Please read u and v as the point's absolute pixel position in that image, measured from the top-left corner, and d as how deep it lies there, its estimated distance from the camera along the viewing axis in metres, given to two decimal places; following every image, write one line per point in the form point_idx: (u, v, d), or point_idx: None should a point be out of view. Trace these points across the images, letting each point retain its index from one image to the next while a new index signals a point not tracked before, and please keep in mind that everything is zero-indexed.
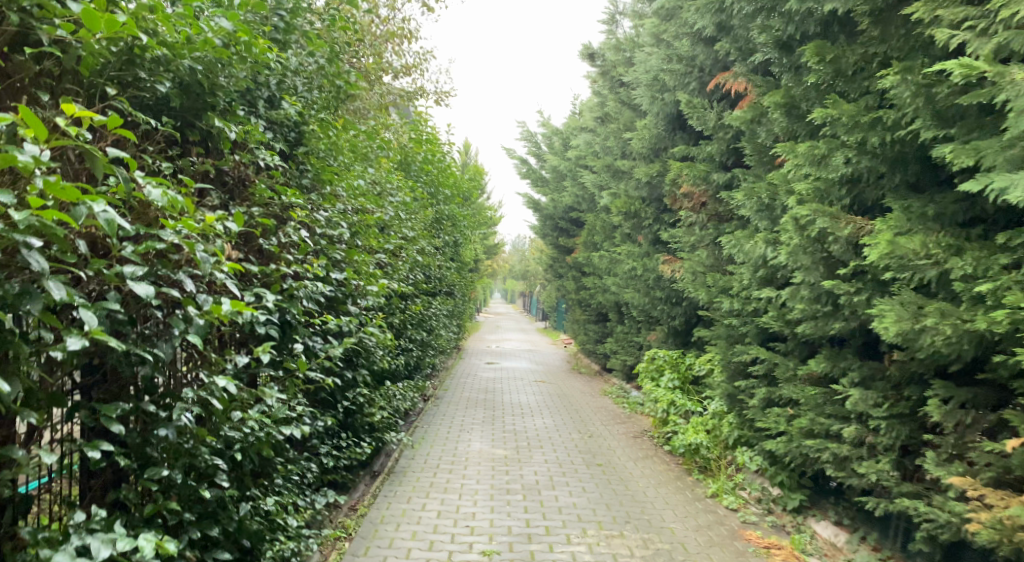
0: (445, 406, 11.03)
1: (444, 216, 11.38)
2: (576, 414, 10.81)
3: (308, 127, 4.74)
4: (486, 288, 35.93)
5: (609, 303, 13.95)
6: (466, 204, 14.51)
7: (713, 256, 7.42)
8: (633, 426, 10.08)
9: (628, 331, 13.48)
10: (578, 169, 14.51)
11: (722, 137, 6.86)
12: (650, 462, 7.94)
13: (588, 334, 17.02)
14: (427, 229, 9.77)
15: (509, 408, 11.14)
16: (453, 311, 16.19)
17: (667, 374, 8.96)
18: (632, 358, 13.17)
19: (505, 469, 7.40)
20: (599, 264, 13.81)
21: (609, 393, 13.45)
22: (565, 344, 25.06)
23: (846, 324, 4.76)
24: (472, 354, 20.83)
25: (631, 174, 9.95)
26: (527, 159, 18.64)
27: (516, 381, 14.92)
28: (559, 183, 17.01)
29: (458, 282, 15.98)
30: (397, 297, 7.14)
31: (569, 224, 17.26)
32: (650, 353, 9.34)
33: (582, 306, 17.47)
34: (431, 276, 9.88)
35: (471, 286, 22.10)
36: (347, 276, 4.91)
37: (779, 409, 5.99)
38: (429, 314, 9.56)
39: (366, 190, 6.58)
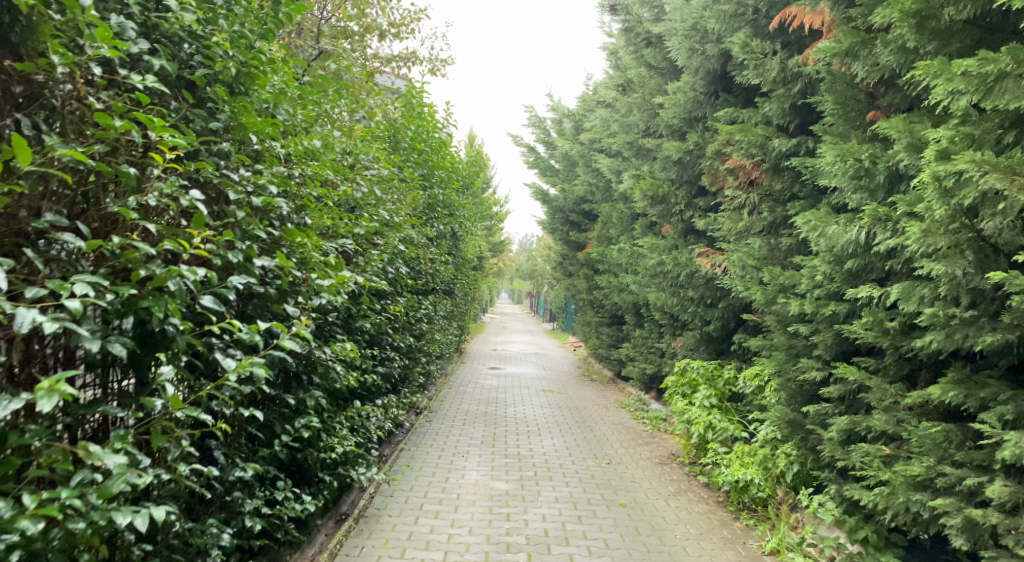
0: (439, 422, 9.56)
1: (441, 204, 9.92)
2: (591, 433, 9.29)
3: (219, 45, 3.28)
4: (491, 289, 34.42)
5: (626, 304, 12.47)
6: (466, 192, 13.05)
7: (768, 245, 5.94)
8: (659, 449, 8.54)
9: (647, 335, 12.03)
10: (592, 155, 13.04)
11: (785, 92, 5.43)
12: (684, 501, 6.43)
13: (602, 337, 15.56)
14: (417, 216, 8.34)
15: (513, 424, 9.66)
16: (452, 311, 14.73)
17: (701, 390, 7.48)
18: (654, 367, 11.69)
19: (506, 511, 5.92)
20: (616, 261, 12.34)
21: (626, 406, 11.97)
22: (573, 347, 23.57)
23: (1002, 337, 3.29)
24: (474, 359, 19.31)
25: (658, 152, 8.49)
26: (535, 147, 17.16)
27: (522, 390, 13.43)
28: (571, 171, 15.57)
29: (458, 279, 14.52)
30: (369, 295, 5.71)
31: (581, 217, 15.80)
32: (682, 364, 7.84)
33: (594, 308, 15.98)
34: (422, 272, 8.42)
35: (474, 285, 20.65)
36: (275, 263, 3.46)
37: (870, 447, 4.50)
38: (418, 316, 8.11)
39: (327, 157, 5.14)
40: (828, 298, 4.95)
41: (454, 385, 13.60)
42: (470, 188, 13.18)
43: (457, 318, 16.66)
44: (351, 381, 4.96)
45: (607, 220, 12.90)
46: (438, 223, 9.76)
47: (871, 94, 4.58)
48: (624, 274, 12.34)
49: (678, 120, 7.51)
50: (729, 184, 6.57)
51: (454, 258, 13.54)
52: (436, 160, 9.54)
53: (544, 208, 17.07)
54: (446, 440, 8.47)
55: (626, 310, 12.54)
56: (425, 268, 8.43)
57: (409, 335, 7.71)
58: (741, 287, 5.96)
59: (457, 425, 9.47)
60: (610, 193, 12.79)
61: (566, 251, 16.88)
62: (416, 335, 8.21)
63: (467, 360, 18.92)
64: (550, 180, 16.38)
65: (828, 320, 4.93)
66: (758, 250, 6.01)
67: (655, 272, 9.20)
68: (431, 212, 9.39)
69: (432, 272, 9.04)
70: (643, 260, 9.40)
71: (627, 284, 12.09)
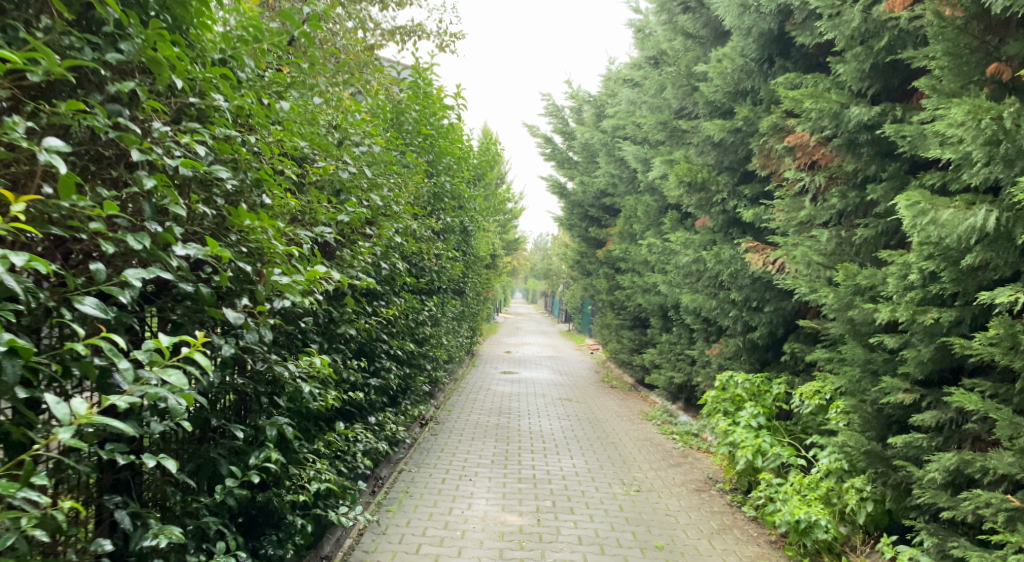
0: (445, 436, 8.59)
1: (450, 195, 8.99)
2: (615, 451, 8.27)
3: None
4: (505, 288, 33.46)
5: (652, 306, 11.48)
6: (478, 184, 12.10)
7: (838, 239, 4.94)
8: (694, 473, 7.52)
9: (675, 340, 11.06)
10: (616, 144, 12.05)
11: (864, 50, 4.44)
12: (732, 542, 5.43)
13: (623, 341, 14.59)
14: (422, 206, 7.41)
15: (528, 439, 8.69)
16: (463, 311, 13.79)
17: (747, 407, 6.48)
18: (683, 375, 10.71)
19: (521, 556, 4.94)
20: (641, 259, 11.36)
21: (652, 417, 10.97)
22: (590, 350, 22.61)
23: None
24: (487, 361, 18.40)
25: (694, 134, 7.51)
26: (552, 138, 16.17)
27: (537, 397, 12.46)
28: (591, 163, 14.59)
29: (469, 278, 13.58)
30: (357, 296, 4.78)
31: (602, 212, 14.82)
32: (723, 378, 6.82)
33: (615, 310, 14.99)
34: (427, 270, 7.48)
35: (487, 284, 19.70)
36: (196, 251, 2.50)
37: (991, 495, 3.52)
38: (421, 319, 7.15)
39: (302, 125, 4.21)
40: (925, 304, 3.98)
41: (464, 392, 12.64)
42: (483, 180, 12.22)
43: (469, 319, 15.72)
44: (330, 402, 4.04)
45: (631, 215, 11.91)
46: (446, 216, 8.82)
47: (990, 43, 3.60)
48: (650, 273, 11.36)
49: (722, 94, 6.52)
50: (786, 167, 5.60)
51: (465, 255, 12.59)
52: (445, 145, 8.60)
53: (562, 203, 16.08)
54: (452, 460, 7.49)
55: (652, 312, 11.56)
56: (431, 264, 7.50)
57: (410, 341, 6.77)
58: (804, 289, 4.99)
59: (465, 440, 8.49)
60: (634, 186, 11.80)
61: (585, 248, 15.88)
62: (419, 341, 7.28)
63: (480, 363, 17.98)
64: (569, 172, 15.39)
65: (924, 331, 3.96)
66: (823, 244, 5.04)
67: (690, 270, 8.22)
68: (438, 203, 8.45)
69: (439, 269, 8.10)
70: (674, 257, 8.43)
71: (654, 285, 11.11)
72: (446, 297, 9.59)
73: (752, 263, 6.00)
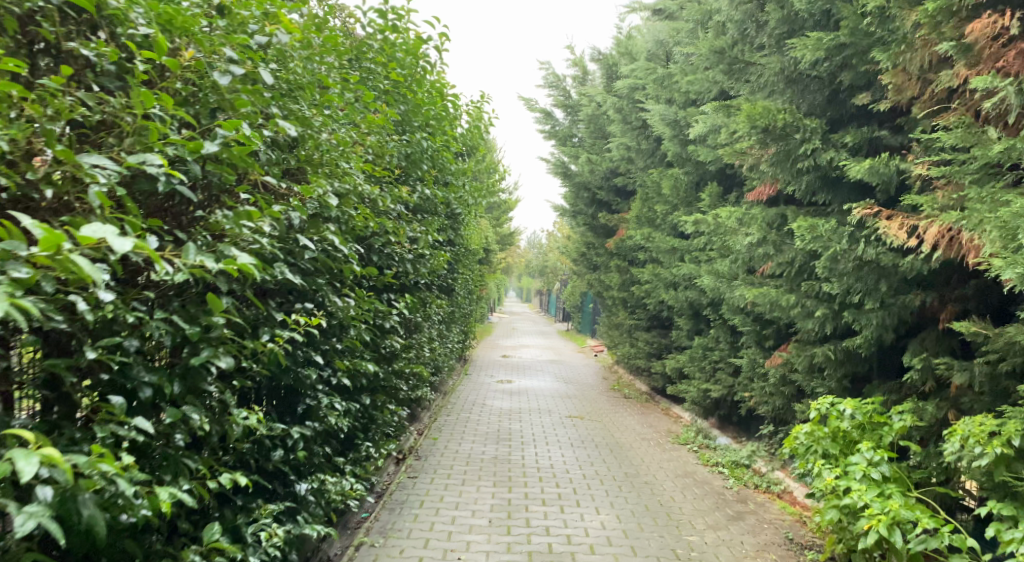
0: (426, 480, 6.53)
1: (429, 165, 6.93)
2: (652, 499, 6.23)
3: None
4: (498, 285, 31.36)
5: (681, 304, 9.51)
6: (468, 159, 10.07)
7: None
8: (766, 533, 5.49)
9: (711, 345, 9.09)
10: (634, 109, 10.02)
11: None
12: None
13: (638, 344, 12.63)
14: (389, 174, 5.37)
15: (535, 480, 6.65)
16: (450, 312, 11.76)
17: (860, 451, 4.46)
18: (724, 388, 8.74)
19: None
20: (668, 248, 9.35)
21: (684, 440, 8.97)
22: (593, 352, 20.66)
23: None
24: (480, 369, 16.33)
25: (762, 68, 5.51)
26: (553, 113, 14.17)
27: (541, 413, 10.43)
28: (600, 139, 12.61)
29: (458, 273, 11.55)
30: (253, 295, 2.74)
31: (613, 196, 12.85)
32: (821, 405, 4.77)
33: (628, 309, 12.99)
34: (398, 260, 5.44)
35: (478, 282, 17.67)
36: None
37: None
38: (389, 325, 5.12)
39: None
40: None
41: (453, 409, 10.55)
42: (473, 155, 10.17)
43: (458, 321, 13.67)
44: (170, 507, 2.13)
45: (654, 195, 9.90)
46: (426, 192, 6.77)
47: None
48: (679, 264, 9.37)
49: None
50: (948, 84, 3.61)
51: (452, 245, 10.50)
52: (424, 97, 6.57)
53: (565, 187, 14.04)
54: (434, 521, 5.39)
55: (681, 312, 9.57)
56: (404, 251, 5.45)
57: (368, 360, 4.73)
58: (1011, 273, 2.99)
59: (453, 485, 6.40)
60: (658, 161, 9.78)
61: (592, 238, 13.85)
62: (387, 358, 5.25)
63: (471, 371, 15.89)
64: (573, 150, 13.34)
65: None
66: None
67: (750, 255, 6.20)
68: (415, 171, 6.44)
69: (417, 261, 6.06)
70: (724, 240, 6.41)
71: (686, 279, 9.10)
72: (427, 296, 7.51)
73: (889, 235, 4.06)
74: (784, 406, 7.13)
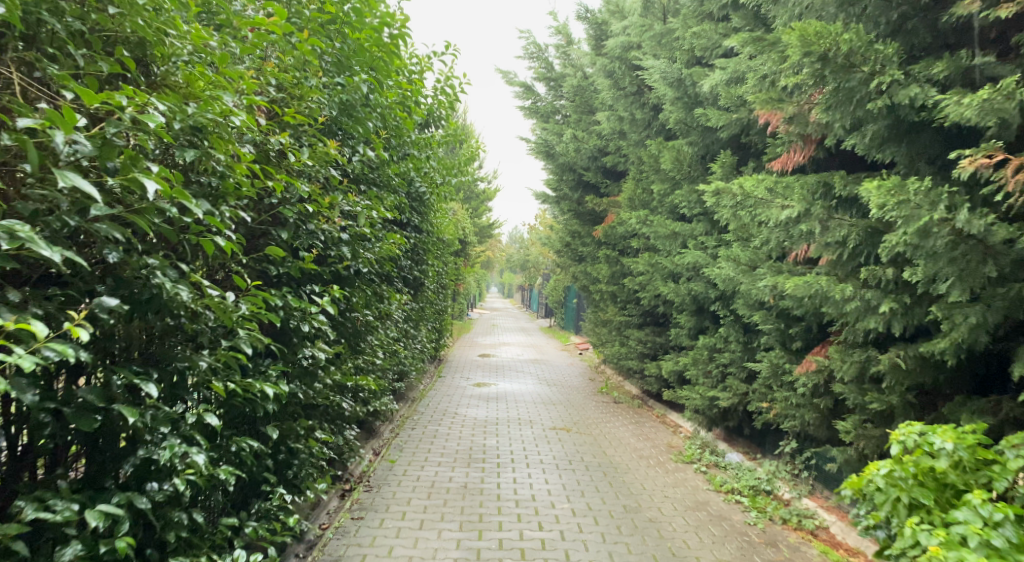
0: (373, 522, 5.16)
1: (378, 125, 5.57)
2: (660, 545, 4.91)
3: None
4: (478, 280, 29.94)
5: (683, 297, 8.24)
6: (436, 130, 8.73)
7: None
8: None
9: (719, 344, 7.82)
10: (628, 73, 8.73)
11: None
12: None
13: (630, 342, 11.37)
14: (314, 124, 4.02)
15: (513, 519, 5.31)
16: (418, 308, 10.42)
17: (967, 505, 3.15)
18: (736, 396, 7.48)
19: None
20: (668, 232, 8.06)
21: (688, 457, 7.70)
22: (579, 350, 19.36)
23: None
24: (454, 370, 14.96)
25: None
26: (534, 87, 12.85)
27: (521, 424, 9.10)
28: (587, 113, 11.32)
29: (425, 262, 10.19)
30: None
31: (601, 177, 11.57)
32: (905, 437, 3.45)
33: (619, 304, 11.72)
34: (330, 240, 4.09)
35: (454, 274, 16.30)
36: None
37: None
38: (312, 327, 3.79)
39: None
40: None
41: (419, 419, 9.19)
42: (442, 127, 8.83)
43: (429, 317, 12.31)
44: None
45: (650, 172, 8.61)
46: (374, 158, 5.42)
47: None
48: (680, 250, 8.09)
49: None
50: None
51: (418, 230, 9.15)
52: (387, 43, 5.26)
53: (548, 169, 12.72)
54: None
55: (683, 306, 8.30)
56: (338, 229, 4.10)
57: (275, 379, 3.38)
58: None
59: (407, 530, 5.04)
60: (655, 132, 8.50)
61: (577, 226, 12.54)
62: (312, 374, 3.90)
63: (446, 372, 14.53)
64: (557, 127, 12.02)
65: None
66: None
67: (784, 235, 4.90)
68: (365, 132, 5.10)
69: (360, 244, 4.71)
70: (748, 216, 5.11)
71: (691, 269, 7.82)
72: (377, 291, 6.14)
73: None
74: (815, 421, 5.88)
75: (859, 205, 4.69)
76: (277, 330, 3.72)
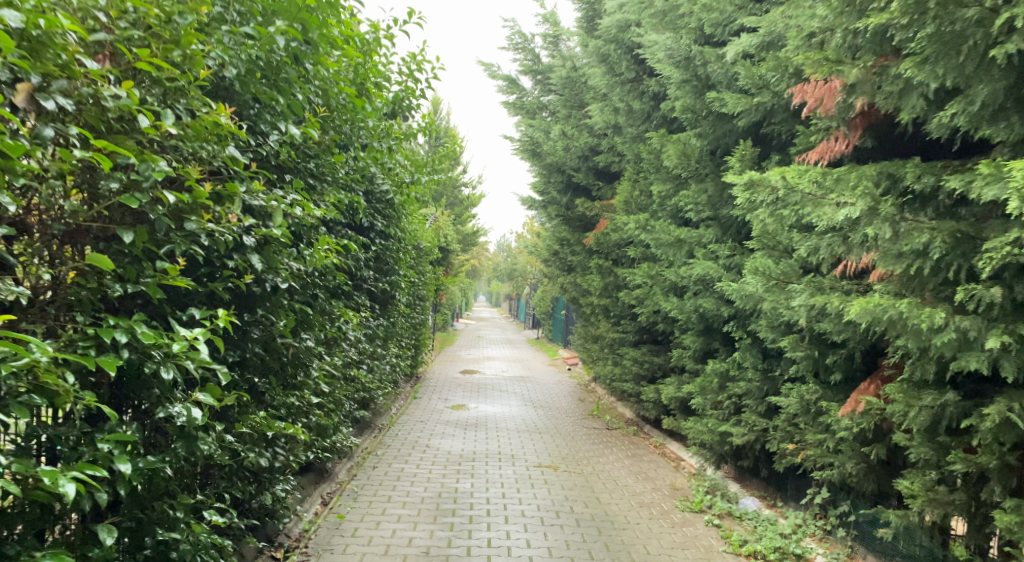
0: None
1: (316, 102, 4.45)
2: None
3: None
4: (462, 290, 28.75)
5: (689, 315, 7.12)
6: (405, 121, 7.59)
7: None
8: None
9: (732, 370, 6.70)
10: (626, 56, 7.63)
11: None
12: None
13: (624, 362, 10.24)
14: (197, 79, 2.86)
15: None
16: (385, 324, 9.23)
17: None
18: (752, 432, 6.38)
19: None
20: (672, 238, 6.96)
21: (697, 504, 6.55)
22: (568, 366, 18.21)
23: None
24: (432, 389, 13.75)
25: None
26: (519, 80, 11.75)
27: (501, 459, 7.93)
28: (577, 107, 10.23)
29: (394, 271, 9.02)
30: None
31: (593, 178, 10.47)
32: None
33: (611, 319, 10.63)
34: (224, 243, 2.98)
35: (433, 285, 15.12)
36: None
37: None
38: (189, 370, 2.64)
39: None
40: None
41: (384, 454, 7.99)
42: (412, 118, 7.72)
43: (402, 332, 11.11)
44: None
45: (650, 169, 7.52)
46: (312, 142, 4.31)
47: None
48: (686, 259, 6.99)
49: None
50: None
51: (383, 234, 7.98)
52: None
53: (534, 170, 11.62)
54: None
55: (687, 324, 7.19)
56: (233, 229, 2.98)
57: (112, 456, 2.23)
58: None
59: None
60: (655, 124, 7.42)
61: (565, 232, 11.45)
62: (194, 436, 2.76)
63: (422, 392, 13.31)
64: (544, 123, 10.92)
65: None
66: None
67: (836, 241, 3.75)
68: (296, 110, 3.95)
69: (279, 249, 3.59)
70: (787, 217, 3.97)
71: (699, 281, 6.72)
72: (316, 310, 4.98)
73: None
74: (860, 472, 4.77)
75: (934, 202, 3.61)
76: (131, 377, 2.56)
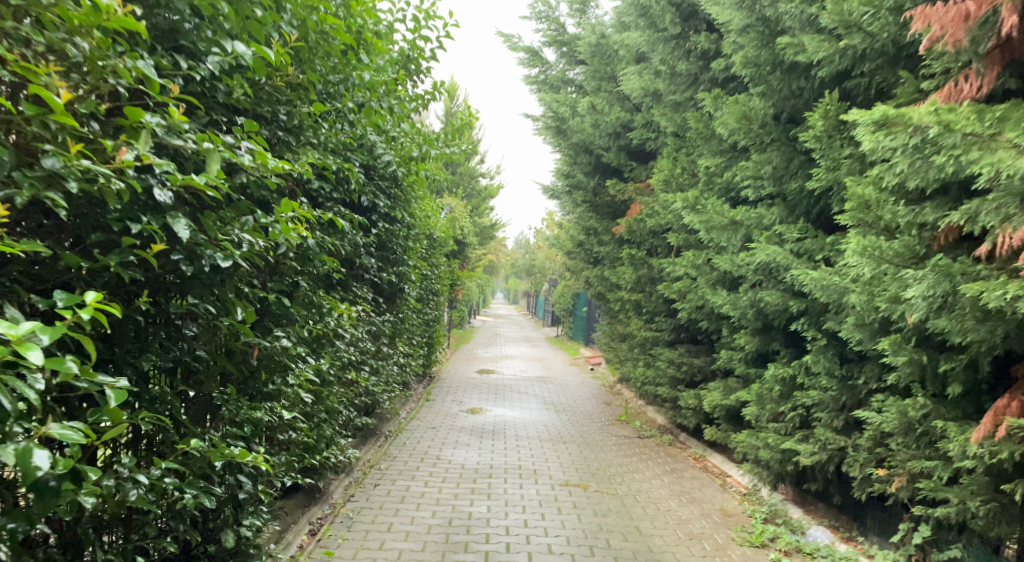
0: None
1: (289, 32, 3.47)
2: None
3: None
4: (480, 286, 27.71)
5: (744, 309, 6.06)
6: (413, 85, 6.58)
7: None
8: None
9: (799, 376, 5.63)
10: (669, 8, 6.57)
11: None
12: None
13: (658, 363, 9.20)
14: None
15: None
16: (392, 318, 8.22)
17: None
18: (824, 452, 5.33)
19: None
20: (726, 220, 5.93)
21: (756, 535, 5.50)
22: (591, 365, 17.13)
23: None
24: (447, 389, 12.75)
25: None
26: (542, 53, 10.71)
27: (521, 475, 6.90)
28: (607, 79, 9.17)
29: (402, 260, 8.01)
30: None
31: (624, 159, 9.41)
32: None
33: (644, 315, 9.57)
34: (115, 198, 1.99)
35: (448, 278, 14.11)
36: None
37: None
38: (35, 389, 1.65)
39: None
40: None
41: (388, 468, 6.99)
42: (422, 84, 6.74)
43: (412, 328, 10.11)
44: None
45: (697, 139, 6.46)
46: (281, 83, 3.31)
47: None
48: (743, 244, 5.96)
49: None
50: None
51: (387, 217, 6.99)
52: None
53: (558, 152, 10.61)
54: None
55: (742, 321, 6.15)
56: (130, 172, 2.02)
57: None
58: None
59: None
60: (704, 89, 6.38)
61: (593, 219, 10.40)
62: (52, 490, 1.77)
63: (435, 393, 12.31)
64: (570, 98, 9.88)
65: None
66: None
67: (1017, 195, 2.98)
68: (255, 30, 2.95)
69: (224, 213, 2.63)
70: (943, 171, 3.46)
71: (759, 270, 5.68)
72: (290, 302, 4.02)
73: None
74: (989, 512, 3.71)
75: None
76: None
